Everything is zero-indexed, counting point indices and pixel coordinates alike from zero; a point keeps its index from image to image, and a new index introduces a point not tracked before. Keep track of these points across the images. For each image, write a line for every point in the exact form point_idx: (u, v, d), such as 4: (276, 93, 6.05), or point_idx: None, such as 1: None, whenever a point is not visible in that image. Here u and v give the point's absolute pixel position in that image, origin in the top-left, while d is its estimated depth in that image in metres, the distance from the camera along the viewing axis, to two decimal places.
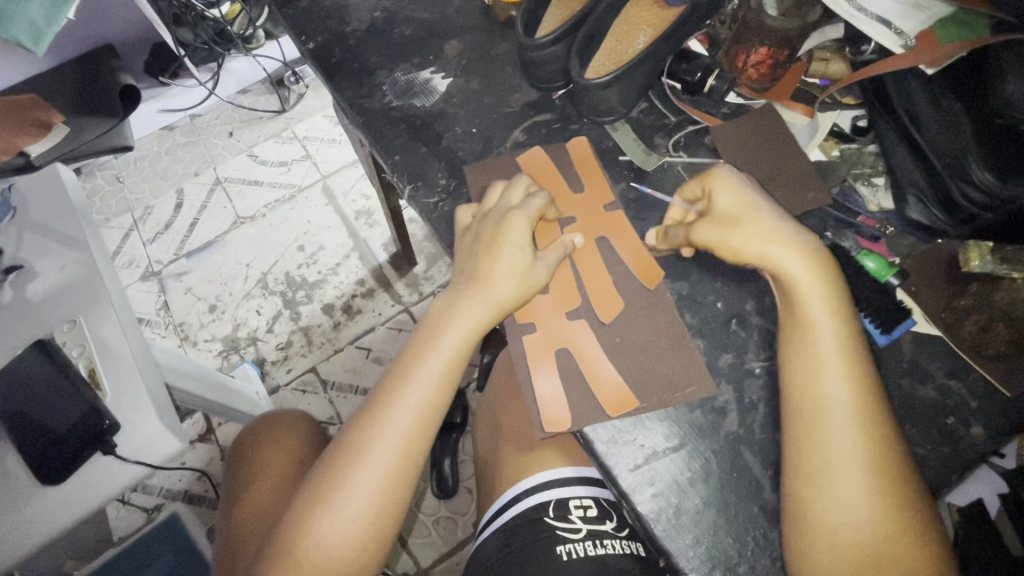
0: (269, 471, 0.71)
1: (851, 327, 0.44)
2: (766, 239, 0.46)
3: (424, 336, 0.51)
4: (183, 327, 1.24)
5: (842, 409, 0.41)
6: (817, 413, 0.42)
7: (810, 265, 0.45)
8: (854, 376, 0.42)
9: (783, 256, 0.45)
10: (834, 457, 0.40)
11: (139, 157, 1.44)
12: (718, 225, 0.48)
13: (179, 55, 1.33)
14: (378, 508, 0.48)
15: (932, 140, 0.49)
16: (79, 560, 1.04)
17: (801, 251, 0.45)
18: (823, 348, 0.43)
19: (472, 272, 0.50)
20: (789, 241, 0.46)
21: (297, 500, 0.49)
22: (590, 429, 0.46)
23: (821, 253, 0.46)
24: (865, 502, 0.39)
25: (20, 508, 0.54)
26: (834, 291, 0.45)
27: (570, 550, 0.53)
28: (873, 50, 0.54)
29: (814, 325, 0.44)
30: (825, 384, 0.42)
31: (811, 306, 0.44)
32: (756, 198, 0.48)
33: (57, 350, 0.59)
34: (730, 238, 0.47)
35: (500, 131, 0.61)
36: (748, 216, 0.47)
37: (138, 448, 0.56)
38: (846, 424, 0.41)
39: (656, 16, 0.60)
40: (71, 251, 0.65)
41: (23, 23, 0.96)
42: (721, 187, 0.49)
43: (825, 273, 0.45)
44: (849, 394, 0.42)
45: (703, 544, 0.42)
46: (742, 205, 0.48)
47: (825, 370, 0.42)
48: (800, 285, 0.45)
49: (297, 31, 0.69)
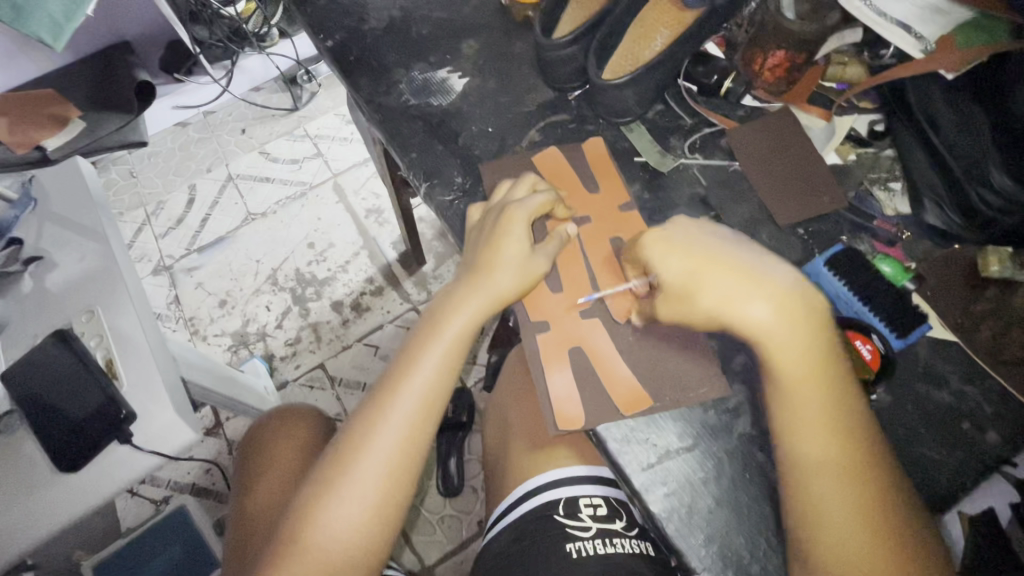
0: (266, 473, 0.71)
1: (840, 376, 0.42)
2: (726, 306, 0.43)
3: (426, 327, 0.51)
4: (193, 322, 1.25)
5: (830, 464, 0.40)
6: (806, 470, 0.41)
7: (776, 313, 0.43)
8: (841, 428, 0.41)
9: (748, 312, 0.43)
10: (825, 513, 0.40)
11: (154, 153, 1.45)
12: (673, 294, 0.45)
13: (194, 52, 1.35)
14: (383, 494, 0.48)
15: (950, 145, 0.49)
16: (88, 550, 1.05)
17: (764, 304, 0.43)
18: (809, 404, 0.42)
19: (473, 264, 0.51)
20: (750, 295, 0.43)
21: (299, 496, 0.50)
22: (603, 428, 0.46)
23: (803, 295, 0.44)
24: (859, 552, 0.39)
25: (37, 493, 0.55)
26: (819, 337, 0.43)
27: (580, 548, 0.53)
28: (892, 55, 0.56)
29: (795, 382, 0.42)
30: (807, 443, 0.41)
31: (792, 363, 0.42)
32: (699, 249, 0.46)
33: (75, 339, 0.60)
34: (694, 302, 0.44)
35: (516, 131, 0.61)
36: (704, 271, 0.44)
37: (152, 438, 0.57)
38: (834, 477, 0.40)
39: (673, 18, 0.61)
40: (90, 243, 0.66)
41: (43, 19, 0.98)
42: (658, 254, 0.46)
43: (803, 319, 0.43)
44: (836, 448, 0.41)
45: (715, 543, 0.42)
46: (693, 257, 0.45)
47: (807, 428, 0.41)
48: (776, 339, 0.43)
49: (315, 29, 0.70)
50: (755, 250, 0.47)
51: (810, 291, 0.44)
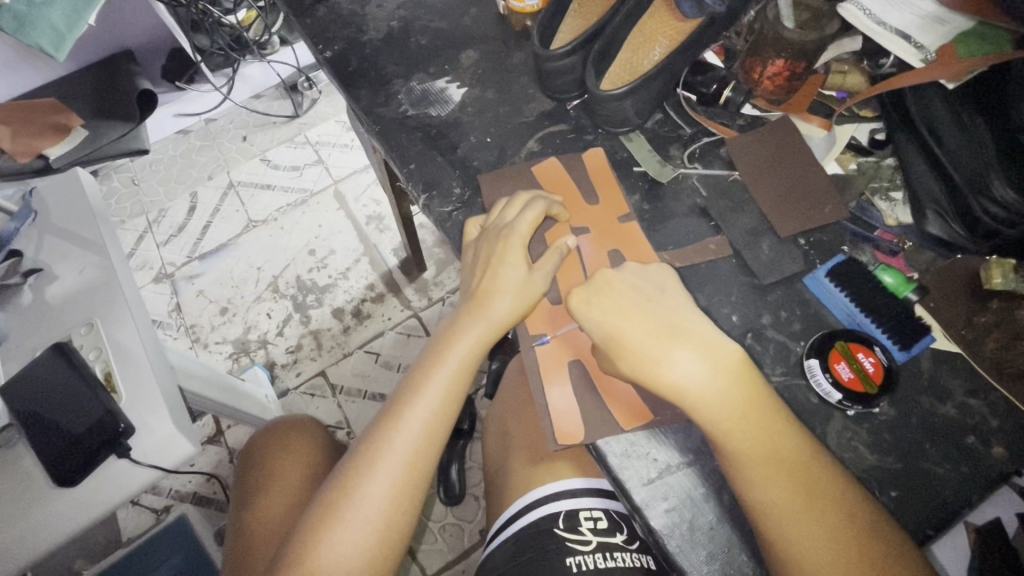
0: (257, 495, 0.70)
1: (762, 414, 0.42)
2: (652, 366, 0.44)
3: (430, 355, 0.51)
4: (194, 329, 1.25)
5: (782, 499, 0.40)
6: (767, 519, 0.40)
7: (698, 368, 0.44)
8: (781, 466, 0.41)
9: (674, 371, 0.44)
10: (800, 559, 0.39)
11: (155, 161, 1.45)
12: (603, 355, 0.46)
13: (195, 61, 1.35)
14: (388, 516, 0.48)
15: (953, 157, 0.49)
16: (89, 560, 1.04)
17: (686, 361, 0.44)
18: (742, 450, 0.41)
19: (475, 292, 0.52)
20: (673, 352, 0.44)
21: (302, 522, 0.49)
22: (603, 443, 0.45)
23: (717, 345, 0.45)
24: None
25: (36, 507, 0.55)
26: (738, 380, 0.43)
27: (580, 561, 0.53)
28: (892, 63, 0.54)
29: (722, 431, 0.42)
30: (763, 491, 0.40)
31: (719, 415, 0.42)
32: (618, 306, 0.46)
33: (74, 353, 0.59)
34: (620, 362, 0.45)
35: (515, 141, 0.61)
36: (628, 329, 0.46)
37: (151, 451, 0.57)
38: (798, 522, 0.39)
39: (672, 27, 0.60)
40: (89, 255, 0.65)
41: (45, 29, 0.98)
42: (583, 316, 0.47)
43: (725, 369, 0.44)
44: (788, 487, 0.40)
45: (718, 560, 0.41)
46: (612, 316, 0.46)
47: (751, 475, 0.41)
48: (702, 391, 0.43)
49: (314, 39, 0.70)
50: (678, 300, 0.47)
51: (727, 341, 0.45)
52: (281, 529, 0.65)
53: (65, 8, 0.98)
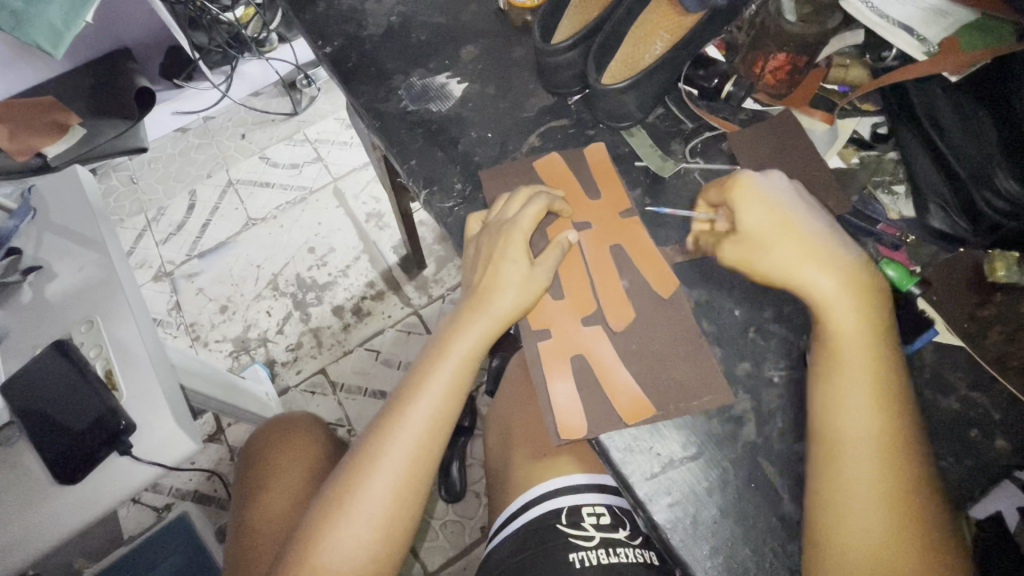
0: (273, 482, 0.70)
1: (887, 352, 0.43)
2: (806, 263, 0.45)
3: (432, 351, 0.51)
4: (194, 328, 1.25)
5: (867, 429, 0.40)
6: (841, 445, 0.41)
7: (842, 285, 0.44)
8: (882, 400, 0.41)
9: (776, 266, 0.45)
10: (854, 490, 0.39)
11: (154, 158, 1.45)
12: (741, 249, 0.47)
13: (194, 58, 1.34)
14: (391, 512, 0.47)
15: (956, 150, 0.48)
16: (90, 558, 1.04)
17: (795, 254, 0.45)
18: (857, 373, 0.42)
19: (476, 287, 0.51)
20: (788, 252, 0.45)
21: (307, 516, 0.49)
22: (606, 437, 0.45)
23: (859, 267, 0.45)
24: (887, 538, 0.38)
25: (38, 504, 0.55)
26: (874, 310, 0.44)
27: (583, 558, 0.52)
28: (895, 56, 0.54)
29: (846, 352, 0.43)
30: (853, 416, 0.41)
31: (845, 332, 0.43)
32: (787, 211, 0.46)
33: (74, 350, 0.59)
34: (762, 259, 0.46)
35: (516, 136, 0.61)
36: (749, 219, 0.46)
37: (152, 448, 0.57)
38: (855, 418, 0.41)
39: (673, 21, 0.60)
40: (89, 252, 0.65)
41: (43, 27, 0.97)
42: (742, 202, 0.47)
43: (861, 284, 0.44)
44: (879, 419, 0.41)
45: (721, 555, 0.41)
46: (769, 220, 0.46)
47: (832, 373, 0.43)
48: (823, 292, 0.44)
49: (313, 36, 0.70)
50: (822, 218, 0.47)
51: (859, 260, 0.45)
52: (286, 523, 0.66)
53: (63, 6, 0.98)
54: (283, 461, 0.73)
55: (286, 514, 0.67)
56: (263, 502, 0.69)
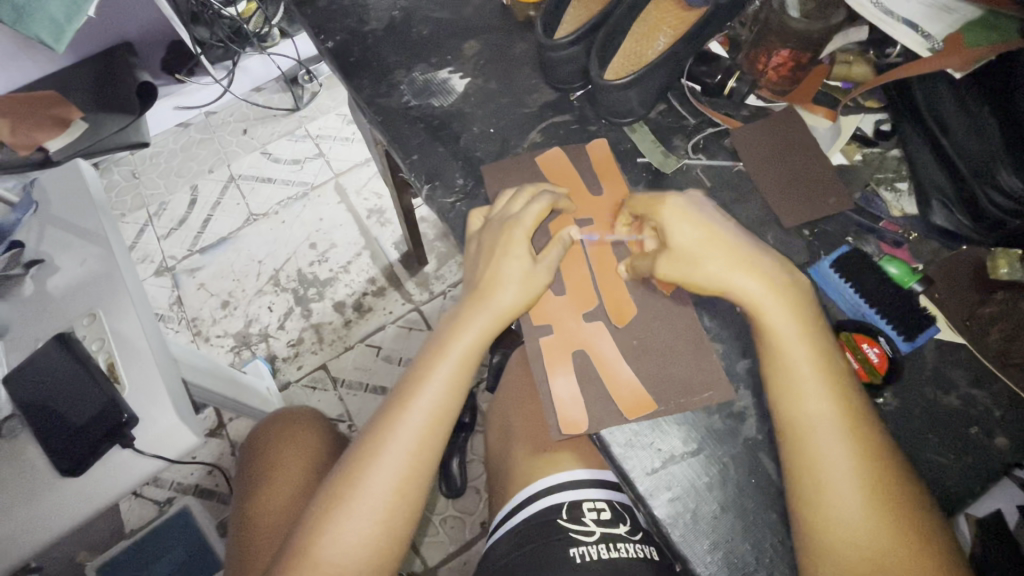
0: (266, 479, 0.71)
1: (827, 342, 0.44)
2: (735, 270, 0.45)
3: (433, 347, 0.51)
4: (195, 323, 1.25)
5: (826, 417, 0.41)
6: (803, 434, 0.41)
7: (769, 287, 0.45)
8: (834, 387, 0.42)
9: (709, 276, 0.46)
10: (825, 477, 0.40)
11: (155, 153, 1.45)
12: (676, 262, 0.46)
13: (195, 53, 1.34)
14: (392, 507, 0.48)
15: (960, 148, 0.48)
16: (93, 551, 1.05)
17: (725, 266, 0.45)
18: (799, 368, 0.43)
19: (478, 283, 0.51)
20: (717, 266, 0.45)
21: (306, 513, 0.49)
22: (607, 432, 0.45)
23: (782, 273, 0.46)
24: (865, 520, 0.39)
25: (39, 497, 0.55)
26: (800, 309, 0.45)
27: (583, 552, 0.52)
28: (899, 53, 0.55)
29: (789, 345, 0.44)
30: (805, 406, 0.42)
31: (784, 328, 0.44)
32: (714, 224, 0.47)
33: (77, 343, 0.59)
34: (698, 271, 0.46)
35: (518, 132, 0.61)
36: (677, 235, 0.47)
37: (154, 441, 0.57)
38: (815, 407, 0.42)
39: (676, 16, 0.60)
40: (91, 246, 0.65)
41: (44, 21, 0.97)
42: (676, 221, 0.47)
43: (783, 285, 0.45)
44: (834, 404, 0.42)
45: (720, 550, 0.42)
46: (704, 233, 0.47)
47: (776, 370, 0.44)
48: (754, 297, 0.45)
49: (315, 30, 0.70)
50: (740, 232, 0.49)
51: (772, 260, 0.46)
52: (289, 517, 0.66)
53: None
54: (268, 459, 0.73)
55: (288, 505, 0.67)
56: (261, 498, 0.69)
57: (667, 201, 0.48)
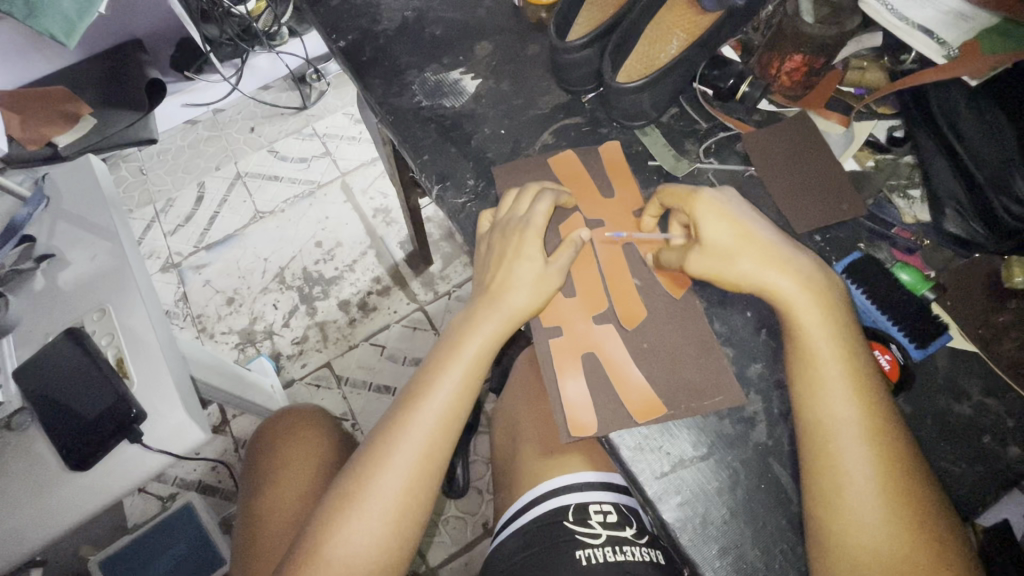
0: (273, 477, 0.71)
1: (853, 342, 0.44)
2: (767, 268, 0.45)
3: (445, 347, 0.51)
4: (201, 319, 1.25)
5: (849, 420, 0.41)
6: (825, 435, 0.41)
7: (802, 286, 0.45)
8: (861, 388, 0.42)
9: (741, 275, 0.46)
10: (846, 481, 0.40)
11: (163, 150, 1.46)
12: (710, 260, 0.47)
13: (205, 51, 1.34)
14: (402, 508, 0.48)
15: (976, 155, 0.48)
16: (95, 546, 1.05)
17: (757, 263, 0.45)
18: (826, 368, 0.43)
19: (491, 284, 0.51)
20: (751, 265, 0.45)
21: (316, 512, 0.49)
22: (616, 436, 0.45)
23: (812, 271, 0.45)
24: (886, 526, 0.39)
25: (47, 491, 0.55)
26: (832, 310, 0.44)
27: (590, 555, 0.52)
28: (913, 60, 0.55)
29: (815, 342, 0.43)
30: (829, 406, 0.42)
31: (812, 326, 0.44)
32: (745, 221, 0.47)
33: (87, 338, 0.60)
34: (729, 269, 0.46)
35: (529, 133, 0.61)
36: (710, 232, 0.47)
37: (162, 438, 0.57)
38: (841, 411, 0.41)
39: (689, 20, 0.60)
40: (102, 241, 0.65)
41: (56, 17, 0.98)
42: (708, 217, 0.47)
43: (814, 283, 0.45)
44: (859, 405, 0.41)
45: (730, 554, 0.41)
46: (736, 228, 0.47)
47: (802, 370, 0.44)
48: (785, 293, 0.45)
49: (328, 29, 0.70)
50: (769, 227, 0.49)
51: (803, 260, 0.46)
52: (297, 516, 0.66)
53: None
54: (275, 457, 0.73)
55: (298, 503, 0.67)
56: (268, 495, 0.69)
57: (701, 197, 0.48)
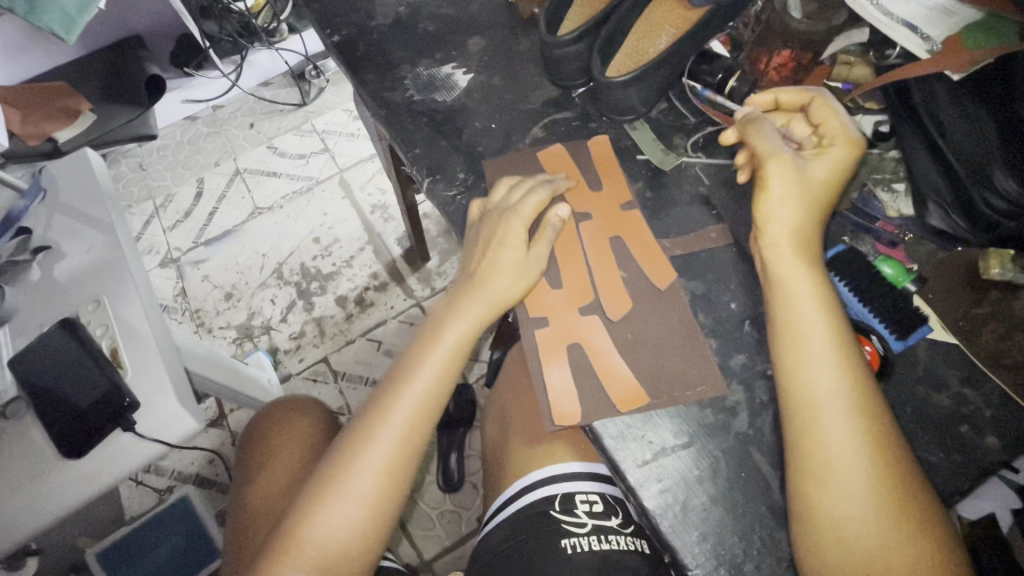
0: (267, 462, 0.72)
1: (841, 325, 0.44)
2: (795, 230, 0.46)
3: (428, 333, 0.52)
4: (199, 314, 1.26)
5: (834, 405, 0.41)
6: (812, 413, 0.41)
7: (797, 260, 0.45)
8: (848, 370, 0.42)
9: (775, 217, 0.46)
10: (829, 459, 0.40)
11: (162, 146, 1.46)
12: (800, 192, 0.46)
13: (205, 47, 1.35)
14: (381, 492, 0.48)
15: (955, 148, 0.48)
16: (93, 537, 1.06)
17: (791, 225, 0.46)
18: (814, 346, 0.43)
19: (475, 270, 0.52)
20: (800, 217, 0.46)
21: (298, 495, 0.50)
22: (599, 424, 0.46)
23: (809, 249, 0.46)
24: (866, 508, 0.39)
25: (42, 479, 0.56)
26: (823, 291, 0.45)
27: (575, 544, 0.53)
28: (898, 54, 0.54)
29: (804, 323, 0.44)
30: (816, 383, 0.42)
31: (800, 306, 0.44)
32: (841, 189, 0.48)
33: (81, 329, 0.60)
34: (786, 208, 0.46)
35: (521, 127, 0.61)
36: (821, 166, 0.47)
37: (155, 427, 0.58)
38: (828, 387, 0.42)
39: (679, 16, 0.60)
40: (99, 233, 0.66)
41: (55, 12, 0.98)
42: (831, 164, 0.47)
43: (808, 261, 0.46)
44: (844, 386, 0.41)
45: (709, 541, 0.42)
46: (832, 188, 0.47)
47: (792, 349, 0.43)
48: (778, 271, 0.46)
49: (322, 24, 0.70)
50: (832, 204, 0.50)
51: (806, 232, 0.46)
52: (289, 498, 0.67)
53: None
54: (270, 441, 0.74)
55: (287, 489, 0.68)
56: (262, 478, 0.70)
57: (855, 142, 0.48)
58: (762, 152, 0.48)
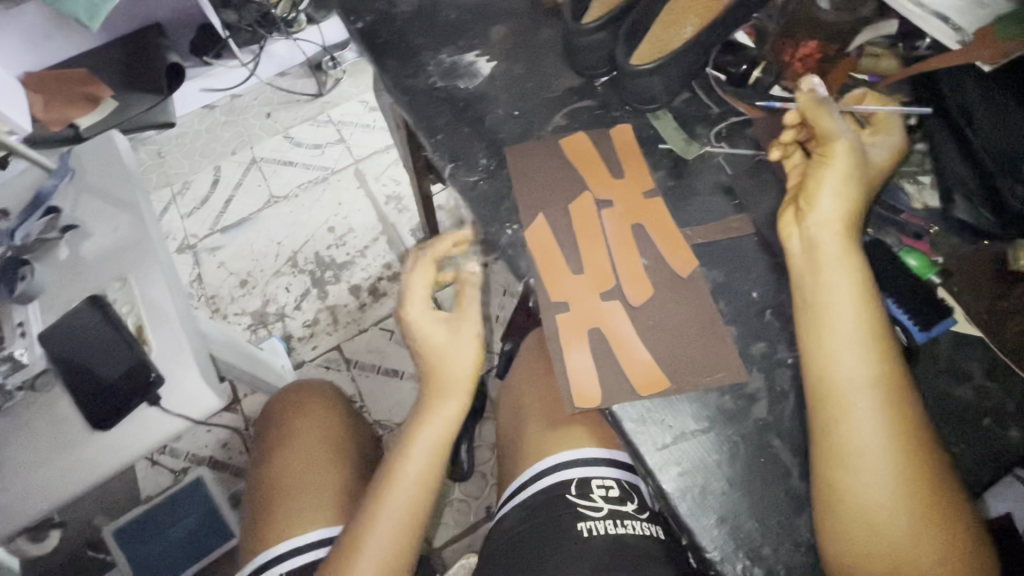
0: (286, 442, 0.73)
1: (874, 309, 0.44)
2: (842, 207, 0.46)
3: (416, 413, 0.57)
4: (215, 300, 1.28)
5: (864, 392, 0.41)
6: (837, 398, 0.41)
7: (834, 242, 0.45)
8: (877, 358, 0.42)
9: (827, 193, 0.46)
10: (855, 444, 0.40)
11: (181, 134, 1.48)
12: (863, 173, 0.47)
13: (224, 36, 1.37)
14: (394, 554, 0.55)
15: (985, 144, 0.48)
16: (110, 515, 1.08)
17: (835, 206, 0.46)
18: (842, 331, 0.43)
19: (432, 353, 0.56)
20: (855, 192, 0.46)
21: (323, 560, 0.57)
22: (619, 408, 0.46)
23: (845, 230, 0.46)
24: (897, 495, 0.39)
25: (68, 450, 0.58)
26: (860, 275, 0.44)
27: (591, 527, 0.54)
28: (928, 45, 0.55)
29: (834, 307, 0.43)
30: (841, 370, 0.42)
31: (833, 290, 0.44)
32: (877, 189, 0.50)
33: (109, 305, 0.61)
34: (845, 185, 0.46)
35: (543, 115, 0.62)
36: (878, 156, 0.49)
37: (179, 402, 0.59)
38: (857, 373, 0.42)
39: (704, 5, 0.59)
40: (124, 214, 0.68)
41: None
42: (885, 155, 0.49)
43: (845, 243, 0.45)
44: (871, 372, 0.41)
45: (728, 525, 0.42)
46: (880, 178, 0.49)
47: (822, 333, 0.43)
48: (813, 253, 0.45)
49: (345, 11, 0.71)
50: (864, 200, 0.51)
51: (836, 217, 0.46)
52: (310, 481, 0.68)
53: None
54: (289, 423, 0.75)
55: (308, 470, 0.69)
56: (281, 458, 0.71)
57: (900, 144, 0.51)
58: (832, 127, 0.48)
